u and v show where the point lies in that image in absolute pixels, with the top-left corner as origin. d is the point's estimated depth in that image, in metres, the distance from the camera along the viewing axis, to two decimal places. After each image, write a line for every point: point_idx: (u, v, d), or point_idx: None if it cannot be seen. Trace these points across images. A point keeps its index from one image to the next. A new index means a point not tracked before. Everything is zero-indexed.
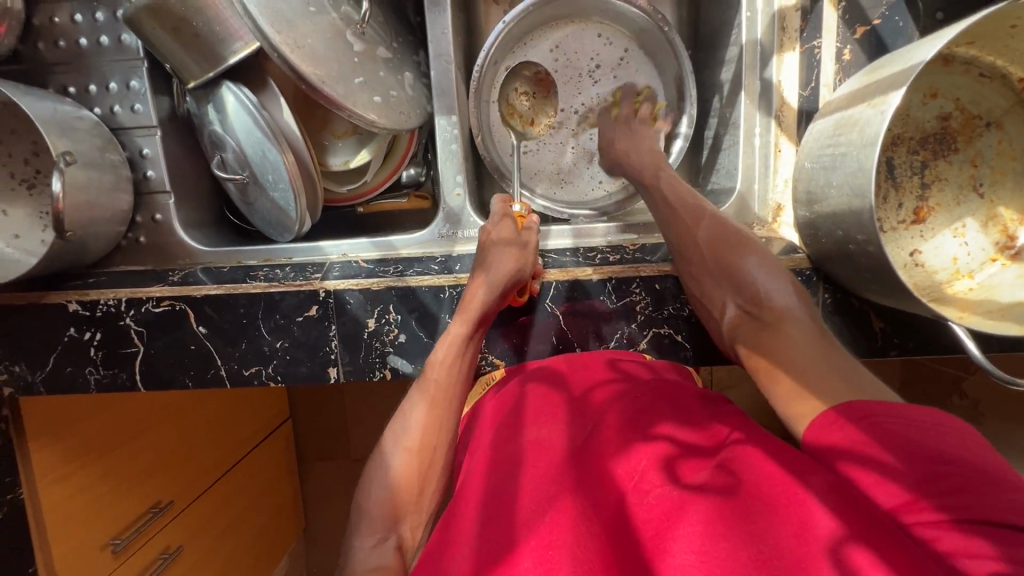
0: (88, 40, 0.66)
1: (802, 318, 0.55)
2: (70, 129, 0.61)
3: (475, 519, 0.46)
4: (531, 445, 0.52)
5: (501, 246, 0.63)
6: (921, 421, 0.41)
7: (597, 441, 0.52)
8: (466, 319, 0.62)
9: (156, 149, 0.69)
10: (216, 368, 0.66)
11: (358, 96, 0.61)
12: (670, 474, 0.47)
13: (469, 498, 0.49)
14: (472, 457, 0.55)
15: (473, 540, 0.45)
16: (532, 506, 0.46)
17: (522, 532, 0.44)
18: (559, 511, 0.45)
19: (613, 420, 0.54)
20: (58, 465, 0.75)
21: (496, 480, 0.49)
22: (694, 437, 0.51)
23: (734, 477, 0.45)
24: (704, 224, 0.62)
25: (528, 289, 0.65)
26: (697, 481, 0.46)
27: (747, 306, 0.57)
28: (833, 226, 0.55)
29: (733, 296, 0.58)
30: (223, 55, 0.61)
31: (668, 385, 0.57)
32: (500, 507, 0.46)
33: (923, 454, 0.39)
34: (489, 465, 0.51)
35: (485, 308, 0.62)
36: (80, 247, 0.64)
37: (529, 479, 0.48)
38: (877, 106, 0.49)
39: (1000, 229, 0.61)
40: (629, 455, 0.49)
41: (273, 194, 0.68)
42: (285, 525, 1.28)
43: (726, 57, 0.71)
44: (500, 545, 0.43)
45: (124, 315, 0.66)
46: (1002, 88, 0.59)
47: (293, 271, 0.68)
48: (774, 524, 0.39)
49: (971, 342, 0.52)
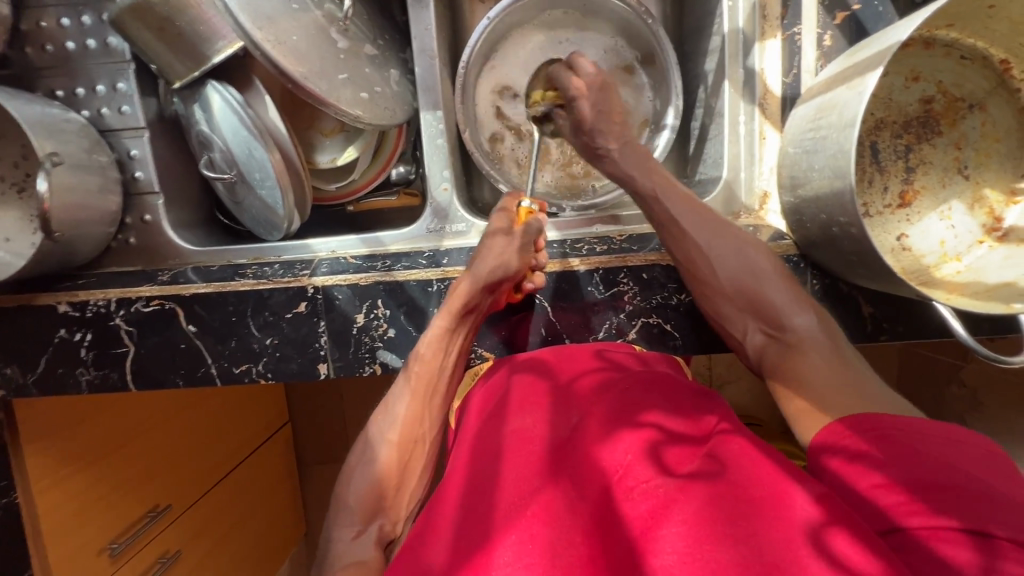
0: (75, 44, 0.66)
1: (821, 335, 0.55)
2: (57, 131, 0.61)
3: (454, 510, 0.46)
4: (514, 435, 0.52)
5: (495, 245, 0.63)
6: (928, 435, 0.42)
7: (582, 432, 0.52)
8: (452, 312, 0.62)
9: (144, 150, 0.69)
10: (206, 366, 0.66)
11: (342, 92, 0.61)
12: (656, 461, 0.46)
13: (451, 491, 0.49)
14: (458, 451, 0.55)
15: (452, 533, 0.44)
16: (512, 497, 0.45)
17: (499, 523, 0.43)
18: (541, 503, 0.44)
19: (600, 410, 0.53)
20: (55, 469, 0.75)
21: (479, 473, 0.49)
22: (682, 427, 0.51)
23: (722, 471, 0.44)
24: (706, 246, 0.60)
25: (523, 286, 0.65)
26: (683, 473, 0.45)
27: (770, 330, 0.57)
28: (816, 211, 0.55)
29: (755, 321, 0.58)
30: (207, 55, 0.62)
31: (657, 377, 0.57)
32: (481, 500, 0.46)
33: (924, 463, 0.39)
34: (471, 459, 0.51)
35: (472, 302, 0.63)
36: (69, 248, 0.64)
37: (511, 469, 0.48)
38: (855, 88, 0.49)
39: (986, 211, 0.61)
40: (614, 443, 0.49)
41: (260, 192, 0.68)
42: (285, 531, 1.28)
43: (710, 47, 0.72)
44: (478, 539, 0.42)
45: (114, 315, 0.66)
46: (984, 70, 0.60)
47: (282, 268, 0.68)
48: (764, 516, 0.39)
49: (958, 322, 0.52)
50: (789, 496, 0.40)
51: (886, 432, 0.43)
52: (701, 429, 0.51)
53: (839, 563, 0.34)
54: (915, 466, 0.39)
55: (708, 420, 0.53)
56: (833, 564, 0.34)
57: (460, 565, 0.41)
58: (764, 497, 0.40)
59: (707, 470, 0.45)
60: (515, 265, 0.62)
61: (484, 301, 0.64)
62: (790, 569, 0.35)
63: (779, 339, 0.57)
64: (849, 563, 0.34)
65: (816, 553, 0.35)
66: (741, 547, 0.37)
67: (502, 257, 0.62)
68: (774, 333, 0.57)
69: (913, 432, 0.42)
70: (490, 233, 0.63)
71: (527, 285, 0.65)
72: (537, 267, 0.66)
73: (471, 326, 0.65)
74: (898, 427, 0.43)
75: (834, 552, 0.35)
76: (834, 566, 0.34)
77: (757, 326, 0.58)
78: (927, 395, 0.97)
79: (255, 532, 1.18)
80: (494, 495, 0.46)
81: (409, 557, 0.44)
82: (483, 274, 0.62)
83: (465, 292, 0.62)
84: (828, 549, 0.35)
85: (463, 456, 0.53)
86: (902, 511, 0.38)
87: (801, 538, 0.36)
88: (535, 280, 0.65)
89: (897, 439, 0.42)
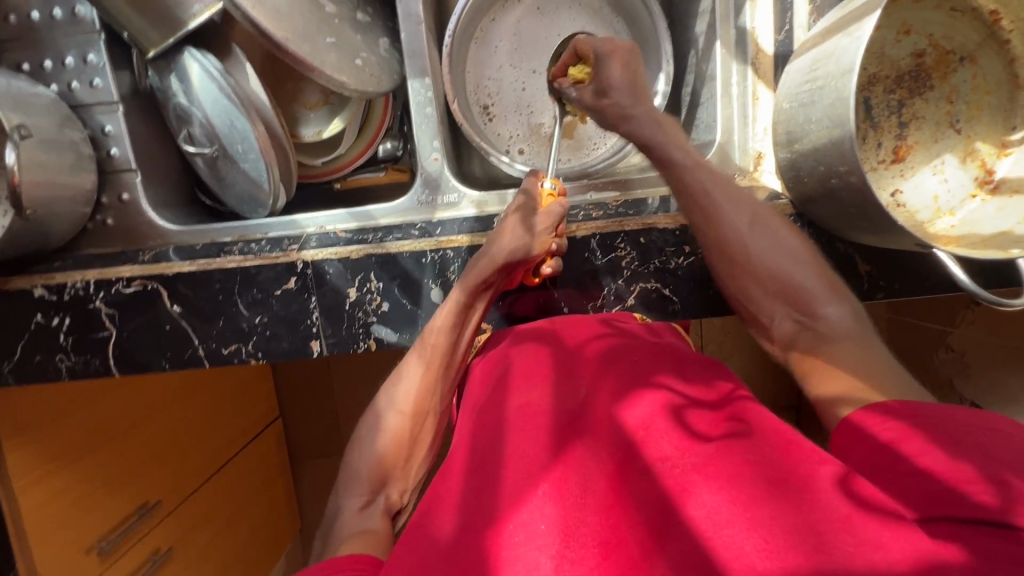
0: (40, 14, 0.63)
1: (849, 324, 0.54)
2: (26, 104, 0.58)
3: (463, 488, 0.44)
4: (521, 409, 0.49)
5: (518, 225, 0.60)
6: (969, 419, 0.39)
7: (592, 404, 0.49)
8: (468, 290, 0.60)
9: (119, 126, 0.66)
10: (193, 348, 0.64)
11: (326, 55, 0.59)
12: (674, 425, 0.44)
13: (456, 467, 0.47)
14: (462, 430, 0.52)
15: (459, 505, 0.42)
16: (521, 471, 0.43)
17: (510, 502, 0.41)
18: (553, 483, 0.42)
19: (608, 384, 0.51)
20: (35, 465, 0.72)
21: (486, 448, 0.47)
22: (697, 394, 0.48)
23: (744, 436, 0.42)
24: (743, 224, 0.59)
25: (540, 271, 0.62)
26: (705, 437, 0.42)
27: (800, 317, 0.56)
28: (814, 163, 0.55)
29: (785, 308, 0.57)
30: (182, 19, 0.59)
31: (665, 348, 0.55)
32: (487, 475, 0.44)
33: (956, 432, 0.38)
34: (477, 434, 0.49)
35: (487, 282, 0.61)
36: (43, 228, 0.61)
37: (519, 442, 0.46)
38: (852, 34, 0.49)
39: (978, 164, 0.61)
40: (631, 412, 0.46)
41: (243, 166, 0.66)
42: (279, 529, 1.25)
43: (700, 9, 0.71)
44: (486, 511, 0.40)
45: (93, 297, 0.63)
46: (973, 22, 0.59)
47: (269, 245, 0.66)
48: (791, 472, 0.37)
49: (958, 268, 0.52)
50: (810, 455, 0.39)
51: (932, 419, 0.40)
52: (717, 392, 0.49)
53: (863, 505, 0.34)
54: (960, 442, 0.37)
55: (720, 383, 0.51)
56: (855, 506, 0.34)
57: (471, 541, 0.38)
58: (787, 456, 0.39)
59: (729, 432, 0.43)
60: (534, 250, 0.59)
61: (499, 280, 0.62)
62: (816, 515, 0.33)
63: (808, 326, 0.56)
64: (874, 505, 0.34)
65: (839, 496, 0.35)
66: (769, 500, 0.35)
67: (522, 240, 0.59)
68: (803, 320, 0.56)
69: (952, 417, 0.40)
70: (510, 214, 0.61)
71: (544, 271, 0.62)
72: (557, 252, 0.62)
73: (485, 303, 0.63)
74: (947, 414, 0.40)
75: (859, 497, 0.35)
76: (860, 510, 0.33)
77: (787, 312, 0.57)
78: (915, 358, 0.98)
79: (246, 532, 1.15)
80: (502, 473, 0.43)
81: (415, 533, 0.42)
82: (502, 254, 0.59)
83: (482, 271, 0.60)
84: (852, 493, 0.35)
85: (468, 433, 0.50)
86: (947, 477, 0.35)
87: (826, 488, 0.35)
88: (553, 266, 0.62)
89: (942, 426, 0.39)
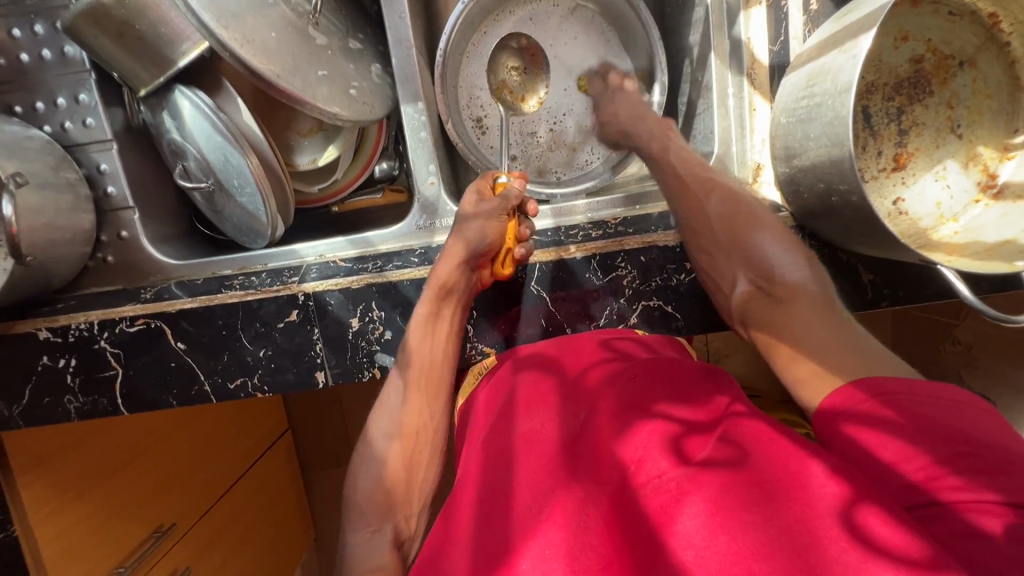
0: (29, 56, 0.63)
1: (813, 285, 0.55)
2: (21, 149, 0.58)
3: (472, 519, 0.44)
4: (524, 436, 0.50)
5: (472, 220, 0.62)
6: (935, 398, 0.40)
7: (593, 426, 0.49)
8: (432, 293, 0.61)
9: (114, 164, 0.66)
10: (199, 383, 0.64)
11: (318, 89, 0.58)
12: (673, 446, 0.44)
13: (465, 499, 0.47)
14: (468, 459, 0.53)
15: (470, 539, 0.43)
16: (527, 500, 0.43)
17: (517, 532, 0.41)
18: (557, 506, 0.42)
19: (608, 403, 0.51)
20: (53, 498, 0.72)
21: (493, 479, 0.47)
22: (697, 413, 0.48)
23: (744, 454, 0.42)
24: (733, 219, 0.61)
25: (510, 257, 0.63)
26: (705, 456, 0.43)
27: (758, 281, 0.58)
28: (814, 180, 0.55)
29: (744, 271, 0.59)
30: (172, 58, 0.59)
31: (664, 362, 0.55)
32: (494, 507, 0.44)
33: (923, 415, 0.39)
34: (482, 464, 0.49)
35: (451, 281, 0.62)
36: (44, 272, 0.61)
37: (524, 470, 0.46)
38: (848, 51, 0.49)
39: (980, 169, 0.60)
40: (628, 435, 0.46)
41: (240, 199, 0.66)
42: (293, 541, 1.26)
43: (693, 18, 0.70)
44: (496, 542, 0.41)
45: (98, 337, 0.63)
46: (972, 25, 0.58)
47: (270, 276, 0.66)
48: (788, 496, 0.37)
49: (961, 284, 0.51)
50: (805, 468, 0.39)
51: (895, 396, 0.41)
52: (717, 408, 0.49)
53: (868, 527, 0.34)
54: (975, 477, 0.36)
55: (720, 397, 0.51)
56: (847, 523, 0.34)
57: None
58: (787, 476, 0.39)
59: (729, 453, 0.43)
60: (490, 236, 0.61)
61: (465, 278, 0.63)
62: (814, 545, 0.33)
63: (765, 288, 0.57)
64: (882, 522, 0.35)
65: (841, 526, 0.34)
66: (763, 527, 0.35)
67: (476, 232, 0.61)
68: (761, 282, 0.58)
69: (917, 394, 0.41)
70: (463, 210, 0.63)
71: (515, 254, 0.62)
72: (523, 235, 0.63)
73: (457, 308, 0.63)
74: (903, 387, 0.41)
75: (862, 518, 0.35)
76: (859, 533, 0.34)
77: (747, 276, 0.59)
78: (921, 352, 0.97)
79: (261, 547, 1.16)
80: (509, 504, 0.44)
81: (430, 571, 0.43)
82: (459, 248, 0.62)
83: (444, 271, 0.61)
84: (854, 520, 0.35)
85: (476, 462, 0.51)
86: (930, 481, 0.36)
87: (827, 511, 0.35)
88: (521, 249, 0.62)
89: (911, 411, 0.40)
